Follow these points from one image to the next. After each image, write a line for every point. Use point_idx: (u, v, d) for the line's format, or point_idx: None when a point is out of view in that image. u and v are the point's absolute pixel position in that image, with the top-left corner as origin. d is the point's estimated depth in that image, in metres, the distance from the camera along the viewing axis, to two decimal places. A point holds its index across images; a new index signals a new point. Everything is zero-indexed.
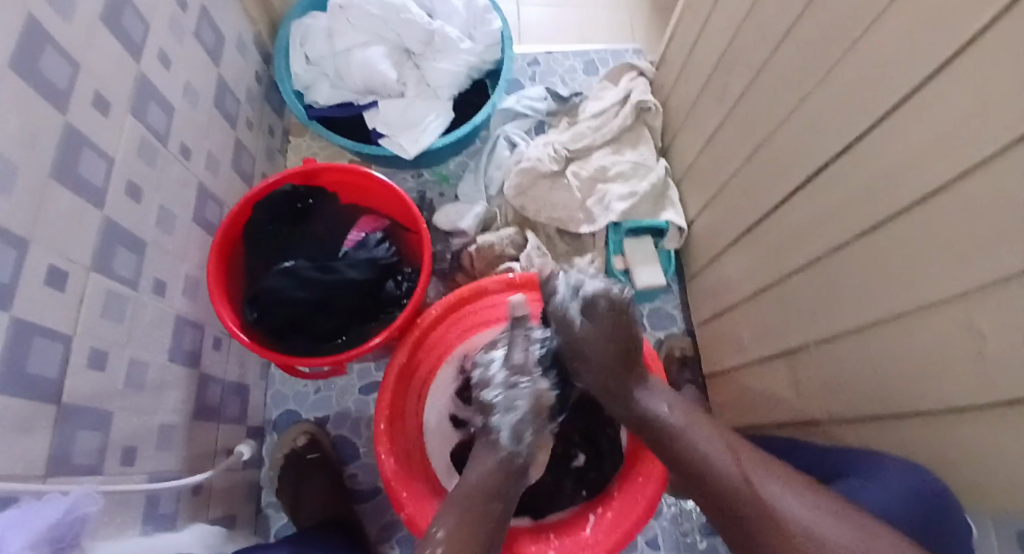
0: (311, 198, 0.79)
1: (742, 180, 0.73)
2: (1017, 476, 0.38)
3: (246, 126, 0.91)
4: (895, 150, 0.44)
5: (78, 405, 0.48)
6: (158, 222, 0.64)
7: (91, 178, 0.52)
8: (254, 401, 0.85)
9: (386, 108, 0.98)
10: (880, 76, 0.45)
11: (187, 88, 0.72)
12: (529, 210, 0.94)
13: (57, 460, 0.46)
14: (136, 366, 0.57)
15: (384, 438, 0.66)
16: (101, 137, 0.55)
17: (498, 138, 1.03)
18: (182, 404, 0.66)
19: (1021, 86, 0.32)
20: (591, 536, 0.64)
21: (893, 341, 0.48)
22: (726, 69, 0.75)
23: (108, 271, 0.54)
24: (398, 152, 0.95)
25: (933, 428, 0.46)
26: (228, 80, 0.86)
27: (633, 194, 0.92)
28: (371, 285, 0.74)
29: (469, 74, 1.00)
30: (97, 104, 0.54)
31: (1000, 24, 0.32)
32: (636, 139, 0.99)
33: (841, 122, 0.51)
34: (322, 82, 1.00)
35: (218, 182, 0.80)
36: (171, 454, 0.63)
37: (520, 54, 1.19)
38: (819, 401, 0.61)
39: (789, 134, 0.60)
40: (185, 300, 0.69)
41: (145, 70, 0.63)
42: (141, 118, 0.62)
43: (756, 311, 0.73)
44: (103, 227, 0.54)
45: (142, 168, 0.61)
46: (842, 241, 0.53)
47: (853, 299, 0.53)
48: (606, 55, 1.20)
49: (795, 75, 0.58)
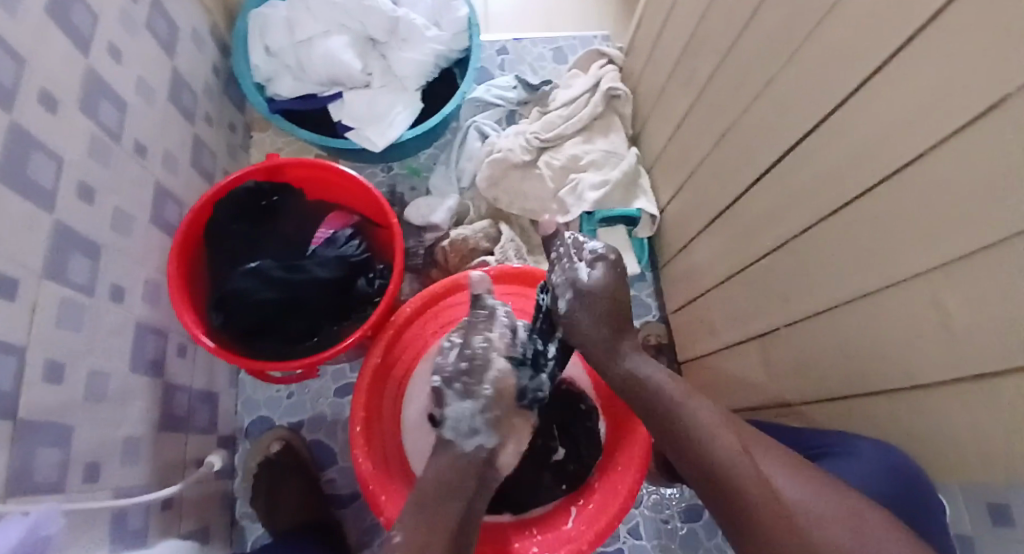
0: (276, 194, 0.76)
1: (712, 166, 0.74)
2: (987, 452, 0.40)
3: (205, 121, 0.87)
4: (860, 135, 0.45)
5: (35, 421, 0.46)
6: (114, 225, 0.61)
7: (41, 180, 0.50)
8: (224, 408, 0.83)
9: (351, 101, 0.95)
10: (844, 64, 0.45)
11: (139, 83, 0.69)
12: (502, 202, 0.94)
13: (17, 479, 0.43)
14: (97, 377, 0.55)
15: (359, 440, 0.65)
16: (50, 138, 0.52)
17: (468, 129, 1.02)
18: (147, 415, 0.63)
19: (983, 70, 0.32)
20: (572, 529, 0.65)
21: (860, 322, 0.50)
22: (693, 56, 0.75)
23: (62, 278, 0.51)
24: (366, 145, 0.92)
25: (903, 405, 0.48)
26: (184, 73, 0.82)
27: (606, 183, 0.91)
28: (343, 284, 0.72)
29: (437, 63, 0.98)
30: (45, 102, 0.51)
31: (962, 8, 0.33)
32: (607, 127, 0.99)
33: (809, 107, 0.52)
34: (284, 74, 0.96)
35: (177, 182, 0.77)
36: (138, 467, 0.61)
37: (488, 42, 1.18)
38: (790, 381, 0.63)
39: (756, 120, 0.61)
40: (146, 306, 0.66)
41: (95, 64, 0.60)
42: (92, 115, 0.59)
43: (726, 295, 0.74)
44: (55, 233, 0.51)
45: (95, 169, 0.58)
46: (810, 226, 0.54)
47: (821, 284, 0.54)
48: (574, 42, 1.20)
49: (761, 60, 0.59)
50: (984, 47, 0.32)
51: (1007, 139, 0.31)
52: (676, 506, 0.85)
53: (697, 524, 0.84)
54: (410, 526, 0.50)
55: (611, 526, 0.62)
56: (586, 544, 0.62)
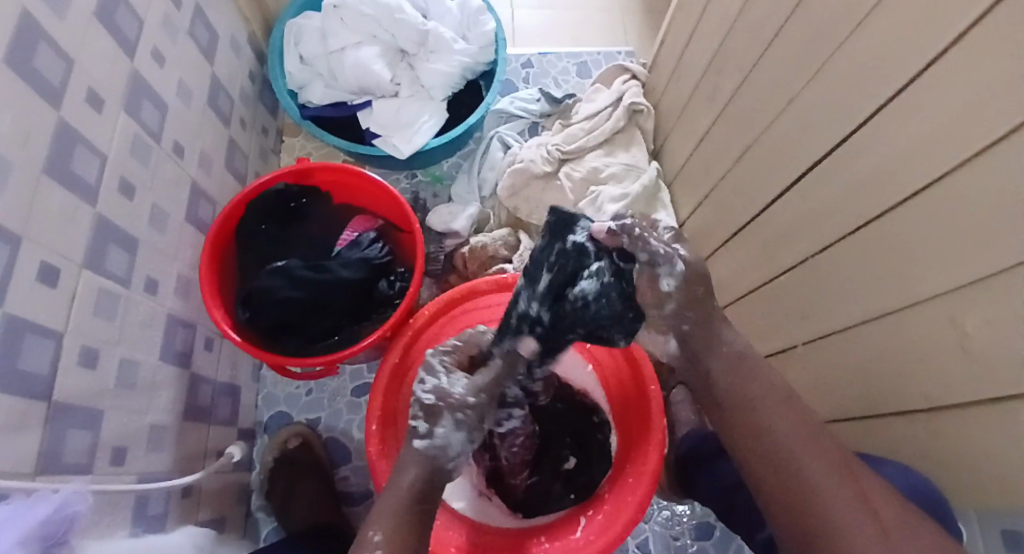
0: (304, 197, 0.79)
1: (733, 181, 0.74)
2: (1006, 480, 0.39)
3: (239, 125, 0.91)
4: (881, 153, 0.45)
5: (68, 404, 0.48)
6: (150, 221, 0.64)
7: (84, 174, 0.52)
8: (245, 402, 0.85)
9: (379, 110, 0.98)
10: (868, 83, 0.46)
11: (179, 86, 0.72)
12: (522, 212, 0.95)
13: (47, 459, 0.45)
14: (128, 366, 0.57)
15: (375, 439, 0.66)
16: (95, 136, 0.55)
17: (492, 140, 1.03)
18: (173, 405, 0.65)
19: (1005, 92, 0.33)
20: (580, 538, 0.64)
21: (879, 341, 0.49)
22: (717, 73, 0.76)
23: (100, 268, 0.54)
24: (392, 152, 0.95)
25: (924, 428, 0.47)
26: (221, 79, 0.85)
27: (625, 196, 0.92)
28: (364, 285, 0.74)
29: (463, 75, 1.00)
30: (91, 101, 0.54)
31: (987, 29, 0.33)
32: (628, 141, 1.00)
33: (831, 127, 0.52)
34: (316, 81, 1.00)
35: (211, 182, 0.80)
36: (162, 454, 0.63)
37: (514, 56, 1.20)
38: (809, 400, 0.63)
39: (779, 136, 0.61)
40: (176, 300, 0.69)
41: (139, 67, 0.63)
42: (134, 117, 0.62)
43: (745, 311, 0.74)
44: (96, 225, 0.54)
45: (135, 166, 0.61)
46: (830, 243, 0.54)
47: (840, 301, 0.54)
48: (598, 57, 1.21)
49: (784, 78, 0.59)
50: (1003, 69, 0.32)
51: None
52: (687, 524, 0.84)
53: (707, 541, 0.83)
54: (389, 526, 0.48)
55: (617, 538, 0.61)
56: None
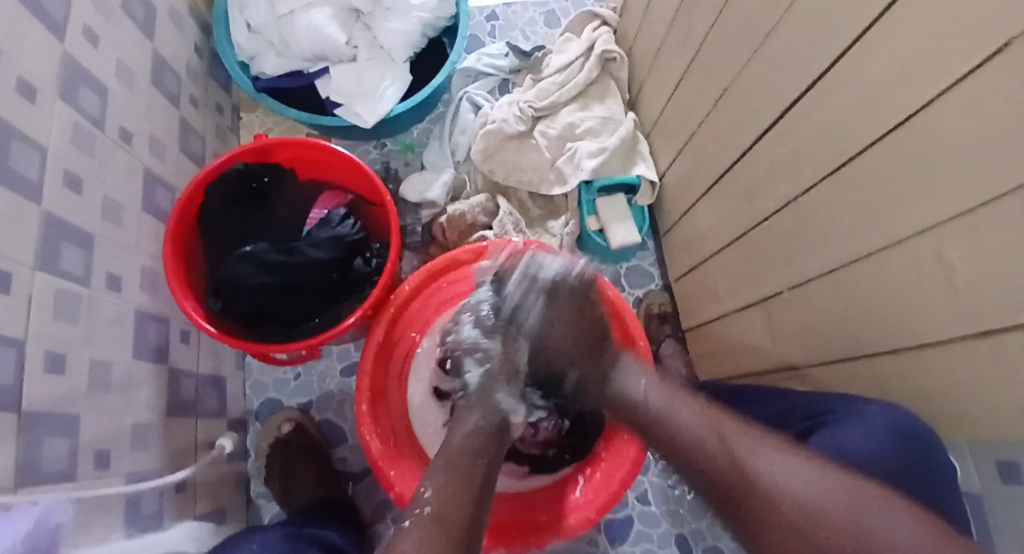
0: (266, 176, 0.75)
1: (711, 129, 0.72)
2: (995, 412, 0.40)
3: (190, 104, 0.85)
4: (860, 90, 0.43)
5: (41, 412, 0.46)
6: (104, 215, 0.60)
7: (24, 170, 0.48)
8: (232, 391, 0.83)
9: (338, 77, 0.92)
10: (843, 15, 0.44)
11: (119, 67, 0.67)
12: (499, 175, 0.92)
13: (25, 471, 0.43)
14: (99, 367, 0.55)
15: (367, 419, 0.65)
16: (31, 127, 0.50)
17: (461, 101, 0.99)
18: (155, 402, 0.64)
19: (976, 22, 0.31)
20: (580, 497, 0.67)
21: (865, 281, 0.49)
22: (689, 13, 0.72)
23: (55, 269, 0.51)
24: (356, 122, 0.90)
25: (910, 365, 0.47)
26: (165, 55, 0.79)
27: (603, 150, 0.90)
28: (339, 264, 0.71)
29: (424, 32, 0.95)
30: (24, 92, 0.50)
31: None
32: (603, 92, 0.97)
33: (807, 64, 0.49)
34: (267, 51, 0.93)
35: (166, 168, 0.75)
36: (149, 453, 0.61)
37: (477, 9, 1.14)
38: (796, 345, 0.63)
39: (755, 76, 0.59)
40: (144, 295, 0.66)
41: (70, 49, 0.58)
42: (74, 105, 0.57)
43: (731, 262, 0.73)
44: (44, 224, 0.50)
45: (79, 157, 0.57)
46: (812, 186, 0.53)
47: (825, 243, 0.53)
48: (566, 5, 1.16)
49: (759, 14, 0.56)
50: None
51: (1009, 91, 0.30)
52: None
53: None
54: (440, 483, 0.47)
55: (617, 494, 0.63)
56: (592, 513, 0.62)
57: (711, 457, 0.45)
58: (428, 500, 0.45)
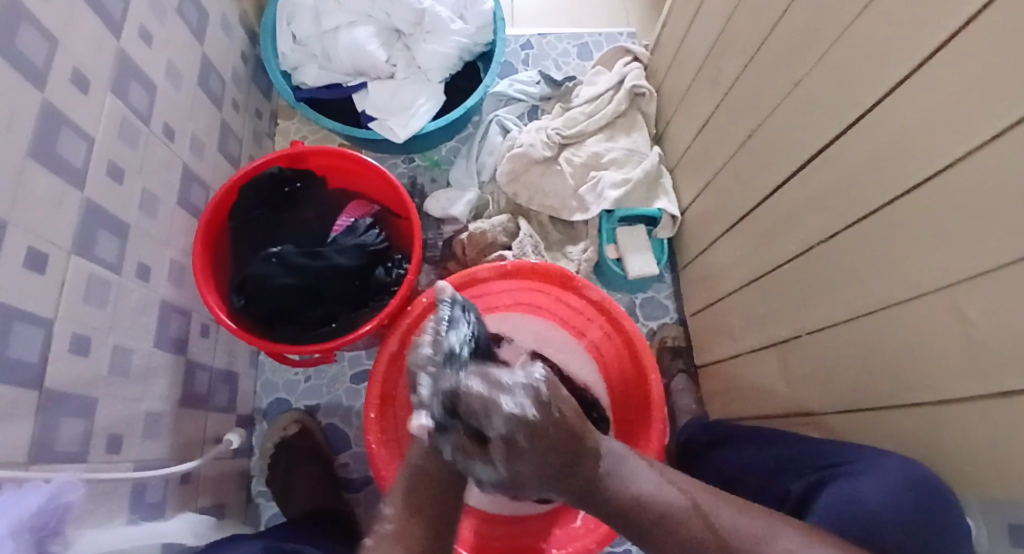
0: (298, 182, 0.77)
1: (735, 168, 0.73)
2: (1012, 477, 0.39)
3: (232, 108, 0.89)
4: (889, 140, 0.44)
5: (62, 392, 0.47)
6: (141, 207, 0.62)
7: (70, 158, 0.51)
8: (243, 389, 0.84)
9: (375, 91, 0.96)
10: (874, 69, 0.45)
11: (169, 67, 0.70)
12: (522, 198, 0.93)
13: (39, 447, 0.45)
14: (121, 353, 0.56)
15: (374, 427, 0.65)
16: (81, 118, 0.53)
17: (491, 123, 1.01)
18: (169, 392, 0.65)
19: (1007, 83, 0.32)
20: (580, 526, 0.64)
21: (883, 332, 0.49)
22: (721, 54, 0.74)
23: (90, 254, 0.53)
24: (388, 136, 0.93)
25: (926, 419, 0.46)
26: (213, 60, 0.83)
27: (627, 181, 0.91)
28: (360, 272, 0.72)
29: (460, 56, 0.98)
30: (76, 83, 0.52)
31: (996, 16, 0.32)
32: (630, 125, 0.98)
33: (838, 110, 0.50)
34: (309, 63, 0.97)
35: (203, 166, 0.78)
36: (158, 442, 0.62)
37: (513, 37, 1.17)
38: (809, 390, 0.62)
39: (784, 120, 0.60)
40: (170, 286, 0.67)
41: (125, 47, 0.61)
42: (122, 98, 0.60)
43: (747, 300, 0.73)
44: (83, 210, 0.52)
45: (123, 149, 0.59)
46: (835, 233, 0.53)
47: (845, 289, 0.53)
48: (600, 39, 1.19)
49: (790, 61, 0.57)
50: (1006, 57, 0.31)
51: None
52: None
53: None
54: (400, 499, 0.49)
55: (616, 528, 0.60)
56: (592, 544, 0.60)
57: (693, 482, 0.49)
58: (388, 516, 0.48)
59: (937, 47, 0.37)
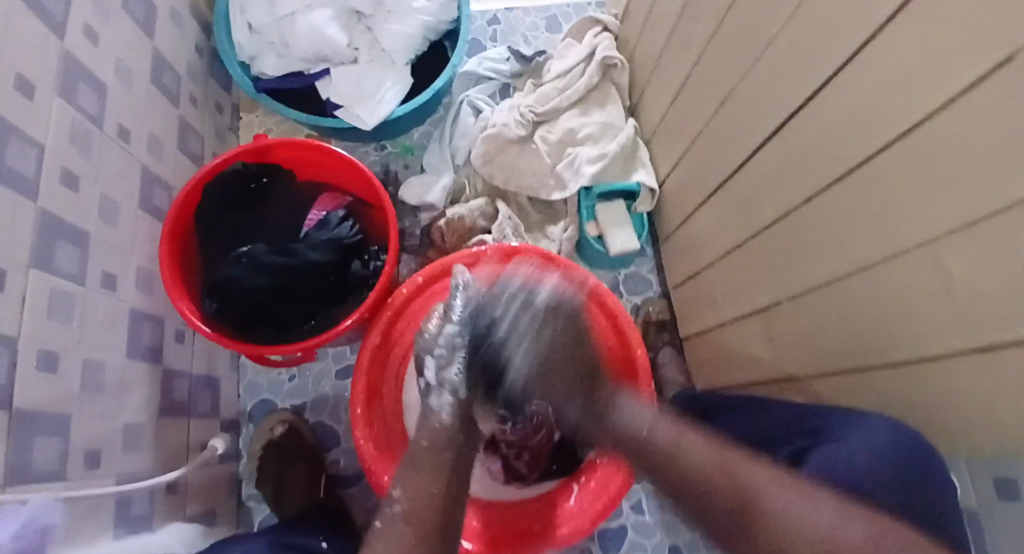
0: (264, 177, 0.75)
1: (711, 136, 0.72)
2: (996, 432, 0.39)
3: (190, 104, 0.85)
4: (860, 104, 0.44)
5: (34, 412, 0.46)
6: (100, 214, 0.60)
7: (21, 168, 0.48)
8: (226, 392, 0.83)
9: (338, 77, 0.92)
10: (841, 29, 0.44)
11: (119, 64, 0.66)
12: (498, 179, 0.92)
13: (15, 470, 0.43)
14: (92, 367, 0.54)
15: (361, 421, 0.65)
16: (28, 126, 0.50)
17: (462, 104, 0.99)
18: (148, 403, 0.63)
19: (972, 39, 0.31)
20: (575, 506, 0.66)
21: (866, 294, 0.49)
22: (691, 22, 0.73)
23: (50, 268, 0.50)
24: (356, 123, 0.90)
25: (910, 380, 0.47)
26: (165, 54, 0.79)
27: (603, 156, 0.90)
28: (336, 267, 0.71)
29: (426, 35, 0.95)
30: (21, 88, 0.49)
31: None
32: (603, 98, 0.96)
33: (813, 70, 0.49)
34: (268, 52, 0.93)
35: (164, 167, 0.75)
36: (141, 454, 0.61)
37: (479, 13, 1.14)
38: (792, 355, 0.63)
39: (757, 86, 0.59)
40: (138, 294, 0.65)
41: (70, 46, 0.58)
42: (71, 101, 0.57)
43: (728, 271, 0.73)
44: (39, 222, 0.49)
45: (76, 154, 0.56)
46: (811, 198, 0.53)
47: (821, 254, 0.54)
48: (568, 10, 1.16)
49: (760, 25, 0.56)
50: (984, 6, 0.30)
51: (1001, 111, 0.30)
52: None
53: None
54: (410, 481, 0.48)
55: (611, 506, 0.63)
56: (587, 523, 0.63)
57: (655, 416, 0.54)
58: (398, 498, 0.47)
59: (895, 12, 0.37)
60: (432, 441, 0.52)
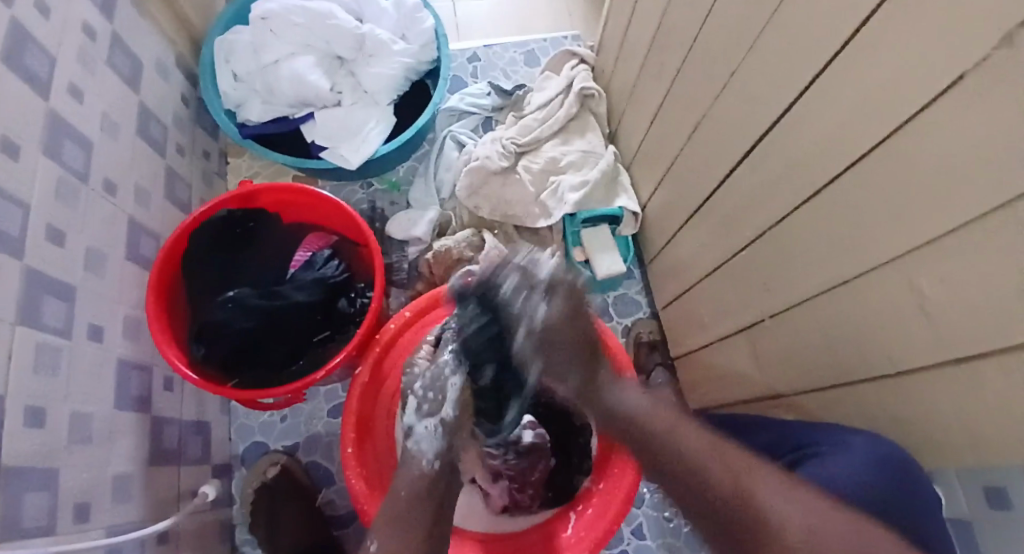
0: (251, 221, 0.75)
1: (688, 158, 0.74)
2: (982, 441, 0.39)
3: (177, 152, 0.87)
4: (822, 123, 0.45)
5: (22, 466, 0.45)
6: (86, 266, 0.60)
7: (5, 227, 0.49)
8: (217, 436, 0.82)
9: (323, 120, 0.94)
10: (802, 54, 0.45)
11: (104, 119, 0.68)
12: (484, 210, 0.93)
13: (4, 528, 0.42)
14: (80, 419, 0.54)
15: (352, 461, 0.64)
16: (13, 184, 0.51)
17: (445, 139, 1.02)
18: (137, 452, 0.62)
19: (929, 56, 0.33)
20: (571, 535, 0.65)
21: (844, 307, 0.49)
22: (661, 51, 0.75)
23: (36, 322, 0.50)
24: (340, 163, 0.92)
25: (888, 390, 0.47)
26: (151, 106, 0.81)
27: (584, 184, 0.91)
28: (323, 306, 0.72)
29: (407, 76, 0.97)
30: (5, 148, 0.50)
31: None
32: (582, 127, 0.99)
33: (775, 95, 0.51)
34: (253, 98, 0.95)
35: (151, 216, 0.76)
36: (132, 505, 0.60)
37: (459, 51, 1.18)
38: (780, 372, 0.63)
39: (728, 109, 0.61)
40: (126, 343, 0.65)
41: (56, 105, 0.59)
42: (56, 158, 0.58)
43: (713, 290, 0.74)
44: (25, 278, 0.50)
45: (62, 209, 0.57)
46: (785, 214, 0.54)
47: (796, 269, 0.55)
48: (546, 44, 1.19)
49: (726, 52, 0.58)
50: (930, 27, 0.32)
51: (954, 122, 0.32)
52: None
53: None
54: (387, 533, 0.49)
55: (609, 532, 0.63)
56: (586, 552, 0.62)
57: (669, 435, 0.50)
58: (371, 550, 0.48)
59: (859, 28, 0.38)
60: (411, 493, 0.52)
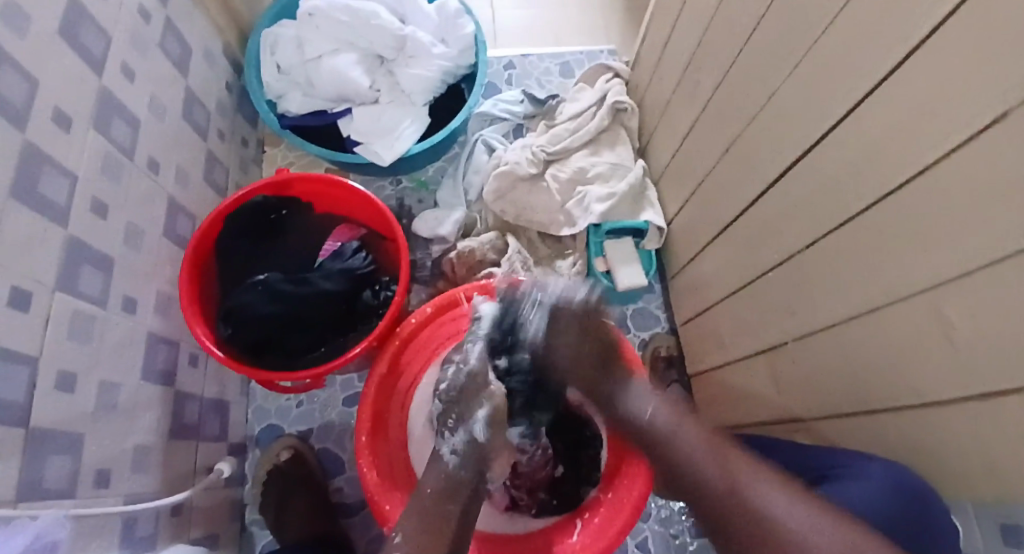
0: (284, 209, 0.78)
1: (717, 177, 0.74)
2: (1006, 482, 0.38)
3: (217, 137, 0.89)
4: (857, 150, 0.45)
5: (47, 429, 0.47)
6: (125, 240, 0.62)
7: (52, 196, 0.51)
8: (235, 418, 0.83)
9: (359, 116, 0.97)
10: (841, 81, 0.45)
11: (152, 101, 0.71)
12: (509, 215, 0.94)
13: (28, 487, 0.44)
14: (107, 388, 0.56)
15: (365, 451, 0.64)
16: (63, 156, 0.53)
17: (477, 143, 1.03)
18: (159, 424, 0.64)
19: (969, 91, 0.32)
20: (577, 542, 0.64)
21: (869, 335, 0.49)
22: (697, 69, 0.76)
23: (73, 290, 0.52)
24: (373, 159, 0.94)
25: (907, 422, 0.47)
26: (197, 91, 0.84)
27: (611, 196, 0.91)
28: (347, 296, 0.73)
29: (444, 79, 0.99)
30: (58, 120, 0.53)
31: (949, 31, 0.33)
32: (613, 139, 0.99)
33: (810, 120, 0.51)
34: (294, 91, 0.98)
35: (189, 197, 0.78)
36: (149, 476, 0.61)
37: (495, 58, 1.19)
38: (800, 397, 0.62)
39: (761, 131, 0.61)
40: (156, 318, 0.67)
41: (108, 84, 0.62)
42: (105, 134, 0.60)
43: (735, 310, 0.73)
44: (66, 247, 0.52)
45: (106, 184, 0.59)
46: (814, 240, 0.54)
47: (821, 294, 0.54)
48: (581, 57, 1.21)
49: (763, 74, 0.59)
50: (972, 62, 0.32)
51: (996, 155, 0.31)
52: (687, 521, 0.83)
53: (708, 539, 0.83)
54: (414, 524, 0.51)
55: (615, 540, 0.62)
56: None
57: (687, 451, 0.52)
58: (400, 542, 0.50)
59: (900, 61, 0.38)
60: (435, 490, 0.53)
